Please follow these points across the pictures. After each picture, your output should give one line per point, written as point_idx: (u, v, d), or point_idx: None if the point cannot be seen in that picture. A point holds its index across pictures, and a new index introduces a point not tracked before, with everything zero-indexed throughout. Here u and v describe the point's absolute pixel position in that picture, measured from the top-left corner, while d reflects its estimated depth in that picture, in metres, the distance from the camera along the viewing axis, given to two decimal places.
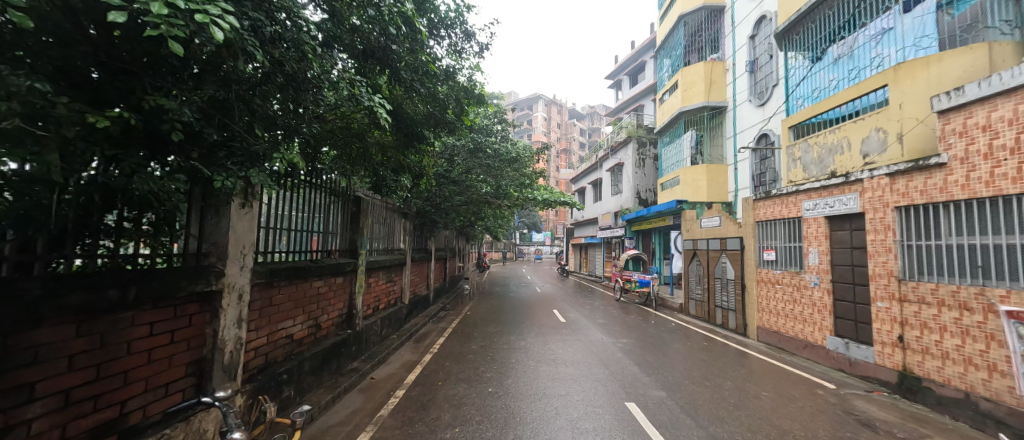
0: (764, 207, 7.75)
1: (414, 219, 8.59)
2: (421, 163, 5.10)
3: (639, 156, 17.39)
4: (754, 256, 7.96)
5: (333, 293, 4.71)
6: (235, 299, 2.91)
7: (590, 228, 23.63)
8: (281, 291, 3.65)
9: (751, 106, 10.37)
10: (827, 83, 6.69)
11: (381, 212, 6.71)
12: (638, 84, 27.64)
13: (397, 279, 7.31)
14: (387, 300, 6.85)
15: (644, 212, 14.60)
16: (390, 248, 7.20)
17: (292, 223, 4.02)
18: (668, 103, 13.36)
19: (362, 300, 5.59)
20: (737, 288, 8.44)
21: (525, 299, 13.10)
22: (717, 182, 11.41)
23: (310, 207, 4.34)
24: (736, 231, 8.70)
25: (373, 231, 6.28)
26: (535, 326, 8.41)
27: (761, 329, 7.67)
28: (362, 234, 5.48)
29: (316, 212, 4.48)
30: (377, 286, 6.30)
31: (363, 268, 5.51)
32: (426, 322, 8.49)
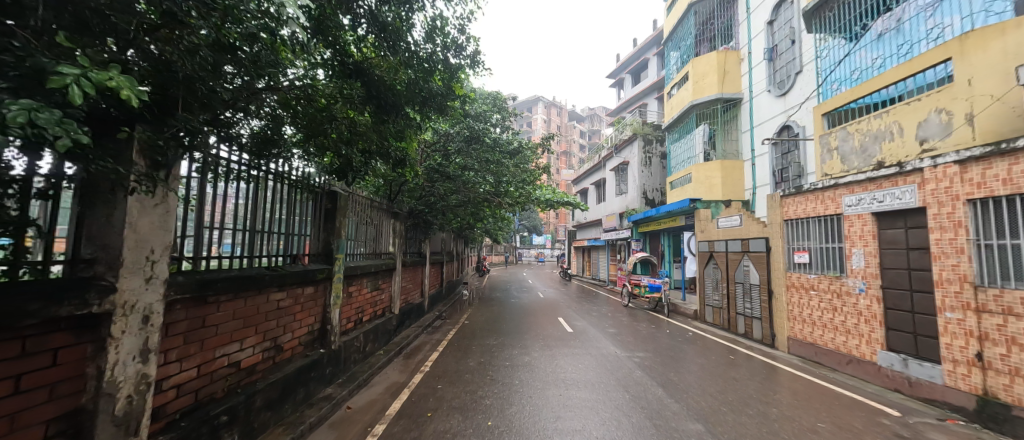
0: (794, 205, 6.96)
1: (405, 220, 7.80)
2: (409, 152, 4.37)
3: (646, 154, 16.61)
4: (783, 259, 7.17)
5: (300, 306, 3.92)
6: (138, 323, 2.11)
7: (594, 230, 22.82)
8: (222, 308, 2.85)
9: (771, 96, 9.62)
10: (869, 63, 5.94)
11: (363, 212, 5.91)
12: (641, 82, 26.91)
13: (385, 287, 6.52)
14: (373, 310, 6.04)
15: (652, 212, 13.79)
16: (376, 252, 6.41)
17: (237, 219, 3.23)
18: (677, 97, 12.63)
19: (340, 313, 4.79)
20: (763, 294, 7.64)
21: (527, 306, 12.25)
22: (732, 179, 10.71)
23: (264, 201, 3.56)
24: (758, 231, 7.90)
25: (353, 233, 5.48)
26: (540, 338, 7.59)
27: (793, 341, 6.85)
28: (340, 235, 4.70)
29: (274, 207, 3.70)
30: (361, 295, 5.50)
31: (341, 275, 4.72)
32: (419, 334, 7.66)
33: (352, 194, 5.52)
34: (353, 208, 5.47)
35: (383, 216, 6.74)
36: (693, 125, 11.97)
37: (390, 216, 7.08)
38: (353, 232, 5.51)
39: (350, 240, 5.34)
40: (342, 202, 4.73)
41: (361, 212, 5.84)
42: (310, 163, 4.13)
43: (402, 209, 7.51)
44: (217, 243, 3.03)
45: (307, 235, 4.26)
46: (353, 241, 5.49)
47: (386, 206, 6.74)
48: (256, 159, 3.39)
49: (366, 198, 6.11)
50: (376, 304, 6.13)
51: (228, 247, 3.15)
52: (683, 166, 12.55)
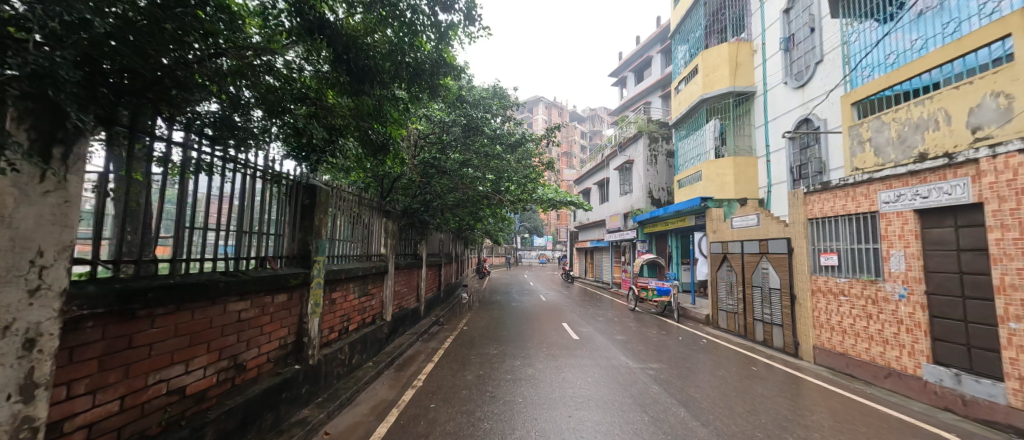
0: (819, 203, 6.40)
1: (399, 219, 7.27)
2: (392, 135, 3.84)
3: (651, 152, 16.08)
4: (807, 261, 6.61)
5: (268, 316, 3.37)
6: (12, 350, 1.56)
7: (596, 231, 22.30)
8: (157, 324, 2.31)
9: (787, 88, 9.10)
10: (906, 46, 5.42)
11: (348, 210, 5.36)
12: (644, 81, 26.47)
13: (375, 292, 5.99)
14: (362, 318, 5.51)
15: (659, 212, 13.22)
16: (365, 253, 5.88)
17: (181, 215, 2.68)
18: (686, 91, 12.11)
19: (321, 323, 4.25)
20: (784, 299, 7.08)
21: (529, 310, 11.69)
22: (745, 176, 10.19)
23: (220, 194, 3.01)
24: (778, 231, 7.35)
25: (336, 232, 4.93)
26: (543, 346, 7.04)
27: (819, 351, 6.29)
28: (320, 235, 4.15)
29: (234, 202, 3.15)
30: (347, 301, 4.97)
31: (321, 279, 4.18)
32: (414, 342, 7.12)
33: (335, 190, 4.98)
34: (335, 203, 4.92)
35: (372, 214, 6.22)
36: (702, 120, 11.44)
37: (382, 214, 6.55)
38: (337, 230, 4.97)
39: (331, 239, 4.79)
40: (321, 197, 4.18)
41: (346, 209, 5.30)
42: (281, 153, 3.60)
43: (395, 207, 6.98)
44: (152, 244, 2.47)
45: (278, 234, 3.72)
46: (336, 241, 4.95)
47: (375, 203, 6.23)
48: (211, 144, 2.86)
49: (354, 195, 5.58)
50: (365, 311, 5.59)
51: (170, 249, 2.59)
52: (692, 163, 12.01)
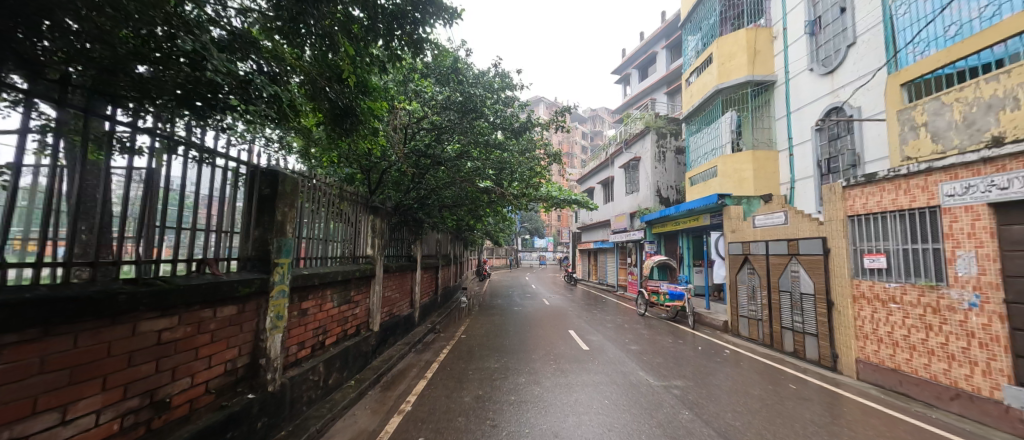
0: (863, 197, 5.66)
1: (389, 217, 6.52)
2: (360, 106, 3.24)
3: (659, 149, 15.35)
4: (847, 263, 5.88)
5: (208, 337, 2.64)
6: None
7: (601, 232, 21.54)
8: (10, 357, 1.58)
9: (813, 75, 8.39)
10: (972, 15, 4.75)
11: (323, 204, 4.61)
12: (648, 78, 25.81)
13: (360, 299, 5.28)
14: (344, 329, 4.79)
15: (670, 211, 12.45)
16: (345, 255, 5.16)
17: (93, 209, 2.03)
18: (699, 82, 11.40)
19: (287, 340, 3.51)
20: (819, 306, 6.34)
21: (531, 315, 10.94)
22: (766, 171, 9.47)
23: (131, 178, 2.22)
24: (811, 230, 6.62)
25: (304, 229, 4.16)
26: (551, 358, 6.30)
27: (864, 365, 5.55)
28: (285, 233, 3.40)
29: (156, 189, 2.38)
30: (324, 310, 4.24)
31: (287, 287, 3.44)
32: (406, 354, 6.36)
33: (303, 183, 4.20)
34: (304, 195, 4.14)
35: (357, 210, 5.48)
36: (717, 112, 10.71)
37: (369, 211, 5.80)
38: (307, 228, 4.21)
39: (299, 238, 4.02)
40: (287, 187, 3.42)
41: (321, 203, 4.56)
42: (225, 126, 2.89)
43: (385, 203, 6.25)
44: (39, 247, 1.79)
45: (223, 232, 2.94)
46: (305, 240, 4.17)
47: (360, 199, 5.51)
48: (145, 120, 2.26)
49: (333, 186, 4.86)
50: (347, 321, 4.86)
51: (36, 254, 1.78)
52: (706, 159, 11.29)
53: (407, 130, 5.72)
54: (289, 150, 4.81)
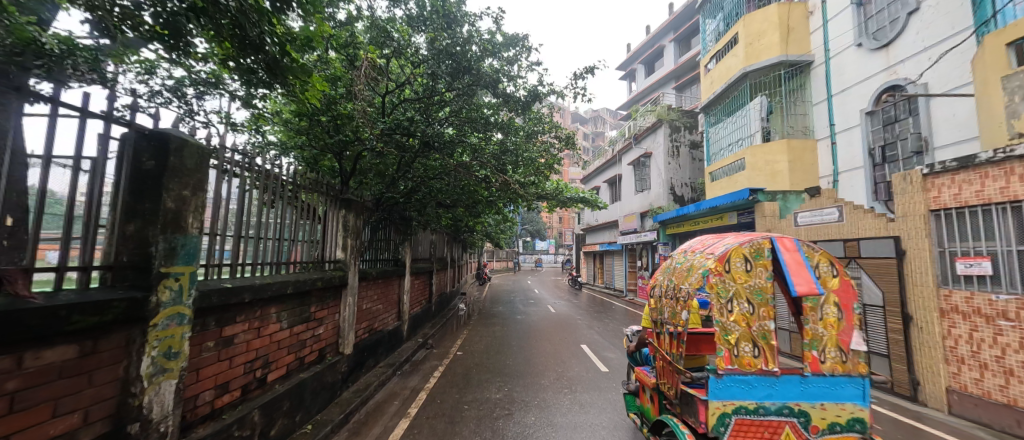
0: (955, 187, 4.53)
1: (368, 213, 5.41)
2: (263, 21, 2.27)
3: (673, 143, 14.24)
4: (933, 268, 4.75)
5: (31, 395, 1.61)
6: None
7: (608, 233, 20.37)
8: None
9: (861, 51, 7.30)
10: None
11: (263, 192, 3.46)
12: (656, 73, 24.70)
13: (326, 315, 4.16)
14: (299, 356, 3.66)
15: (689, 210, 11.29)
16: (304, 261, 4.05)
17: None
18: (722, 67, 10.29)
19: (187, 387, 2.36)
20: (891, 320, 5.21)
21: (536, 326, 9.77)
22: (802, 162, 8.38)
23: (49, 167, 1.69)
24: (877, 229, 5.49)
25: (225, 226, 2.99)
26: (565, 385, 5.15)
27: (958, 396, 4.42)
28: (183, 229, 2.27)
29: (78, 177, 1.83)
30: (264, 335, 3.12)
31: (189, 308, 2.31)
32: (388, 379, 5.24)
33: (229, 172, 3.05)
34: (224, 180, 2.98)
35: (322, 202, 4.36)
36: (744, 99, 9.60)
37: (339, 204, 4.68)
38: (230, 225, 3.05)
39: (211, 235, 2.83)
40: (189, 162, 2.30)
41: (261, 191, 3.43)
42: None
43: (361, 196, 5.13)
44: None
45: (60, 228, 1.74)
46: (228, 240, 3.02)
47: (327, 190, 4.43)
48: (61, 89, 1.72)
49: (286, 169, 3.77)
50: (304, 346, 3.74)
51: None
52: (730, 151, 10.17)
53: (384, 101, 4.60)
54: (234, 128, 3.81)
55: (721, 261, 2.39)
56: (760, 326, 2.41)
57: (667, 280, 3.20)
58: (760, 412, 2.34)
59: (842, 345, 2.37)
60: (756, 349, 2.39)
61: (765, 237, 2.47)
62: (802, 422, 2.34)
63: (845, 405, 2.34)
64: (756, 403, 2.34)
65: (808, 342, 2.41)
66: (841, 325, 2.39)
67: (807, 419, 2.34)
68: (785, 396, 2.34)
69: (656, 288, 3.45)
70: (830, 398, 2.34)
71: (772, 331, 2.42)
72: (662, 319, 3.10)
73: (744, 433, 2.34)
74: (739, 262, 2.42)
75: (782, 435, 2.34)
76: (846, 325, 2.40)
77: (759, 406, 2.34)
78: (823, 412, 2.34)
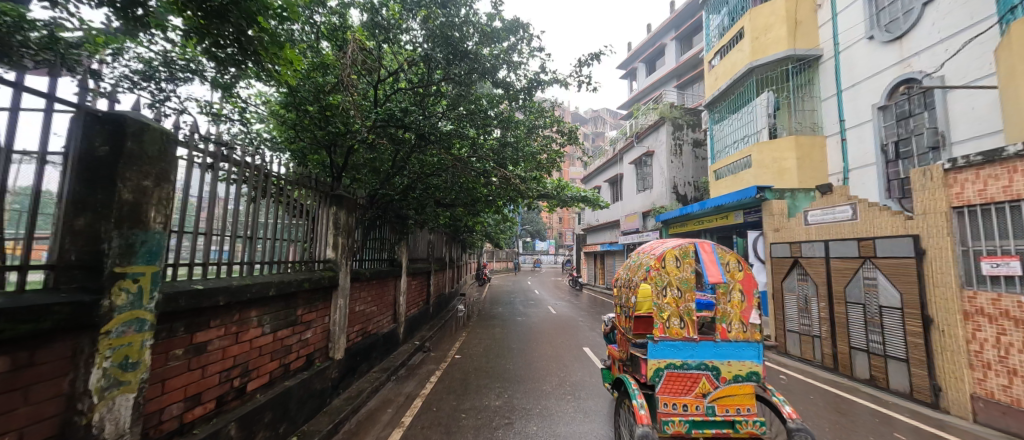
0: (980, 182, 4.28)
1: (361, 211, 5.16)
2: None
3: (675, 141, 14.01)
4: (956, 268, 4.50)
5: None
6: None
7: (609, 233, 20.12)
8: None
9: (873, 44, 7.07)
10: None
11: (244, 186, 3.22)
12: (658, 72, 24.44)
13: (314, 318, 3.90)
14: (283, 363, 3.40)
15: (693, 209, 11.05)
16: (290, 261, 3.80)
17: None
18: (727, 63, 10.05)
19: (148, 401, 2.11)
20: (910, 322, 4.96)
21: (537, 328, 9.52)
22: (811, 159, 8.14)
23: None
24: (894, 227, 5.24)
25: (201, 223, 2.75)
26: (568, 391, 4.91)
27: (984, 404, 4.18)
28: (143, 224, 2.01)
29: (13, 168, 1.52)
30: (243, 340, 2.87)
31: (150, 313, 2.06)
32: (381, 385, 4.99)
33: (208, 165, 2.83)
34: (201, 173, 2.74)
35: (310, 198, 4.11)
36: (750, 95, 9.36)
37: (330, 200, 4.44)
38: (205, 220, 2.80)
39: (183, 232, 2.57)
40: (151, 148, 2.06)
41: (244, 185, 3.20)
42: None
43: (354, 193, 4.88)
44: None
45: None
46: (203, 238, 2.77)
47: (316, 186, 4.18)
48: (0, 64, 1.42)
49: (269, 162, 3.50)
50: (290, 352, 3.49)
51: None
52: (736, 148, 9.94)
53: (376, 91, 4.34)
54: (218, 119, 3.58)
55: (659, 259, 3.24)
56: (685, 306, 3.22)
57: (628, 275, 4.05)
58: (684, 366, 3.07)
59: (744, 319, 3.16)
60: (682, 322, 3.17)
61: (690, 242, 3.34)
62: (714, 374, 3.06)
63: (744, 362, 3.09)
64: (681, 359, 3.07)
65: (719, 317, 3.21)
66: (744, 306, 3.20)
67: (718, 371, 3.07)
68: (703, 355, 3.09)
69: (620, 283, 4.29)
70: (735, 356, 3.09)
71: (694, 310, 3.23)
72: (623, 305, 3.93)
73: (672, 382, 3.06)
74: (672, 260, 3.27)
75: (699, 384, 3.06)
76: (747, 306, 3.20)
77: (682, 362, 3.08)
78: (729, 366, 3.08)
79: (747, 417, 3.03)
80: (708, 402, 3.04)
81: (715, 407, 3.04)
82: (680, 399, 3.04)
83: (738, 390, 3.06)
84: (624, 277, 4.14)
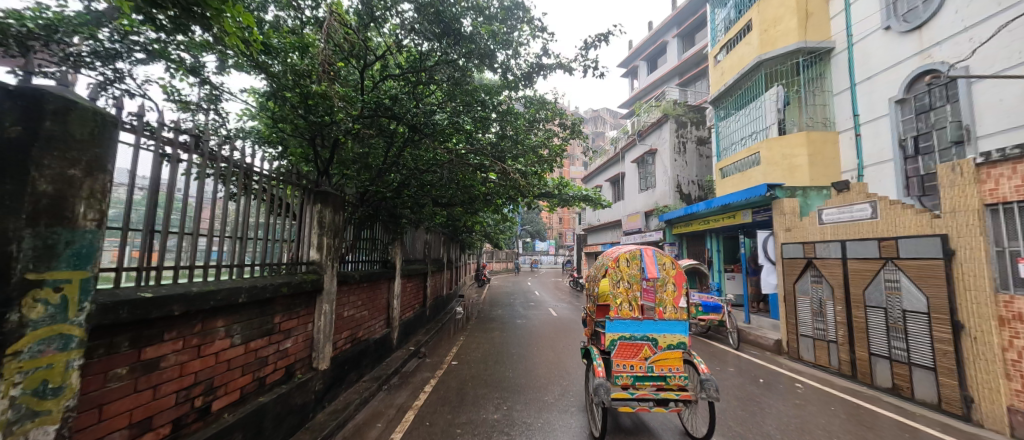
0: (1017, 177, 3.94)
1: (349, 209, 4.82)
2: None
3: (679, 139, 13.69)
4: (991, 270, 4.17)
5: None
6: None
7: (610, 233, 19.78)
8: None
9: (889, 34, 6.73)
10: None
11: (212, 180, 2.86)
12: (659, 70, 24.12)
13: (294, 326, 3.57)
14: (257, 377, 3.07)
15: (698, 208, 10.71)
16: (269, 263, 3.46)
17: None
18: (734, 56, 9.72)
19: (77, 432, 1.77)
20: (938, 328, 4.63)
21: (538, 331, 9.17)
22: (823, 156, 7.81)
23: None
24: (919, 226, 4.91)
25: (160, 221, 2.39)
26: (572, 402, 4.57)
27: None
28: (67, 220, 1.67)
29: None
30: (207, 354, 2.54)
31: (78, 328, 1.72)
32: (372, 395, 4.66)
33: (169, 156, 2.47)
34: (161, 165, 2.39)
35: (292, 194, 3.77)
36: (758, 89, 9.02)
37: (314, 197, 4.09)
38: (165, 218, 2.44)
39: (134, 231, 2.22)
40: (79, 131, 1.72)
41: (211, 180, 2.84)
42: None
43: (342, 190, 4.53)
44: None
45: None
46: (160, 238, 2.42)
47: (298, 181, 3.83)
48: None
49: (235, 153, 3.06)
50: (265, 364, 3.15)
51: None
52: (743, 145, 9.60)
53: (361, 75, 3.88)
54: (188, 109, 3.25)
55: (614, 260, 4.18)
56: (633, 294, 4.11)
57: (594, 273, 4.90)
58: (631, 337, 3.84)
59: (675, 304, 4.07)
60: (630, 305, 4.03)
61: (638, 247, 4.27)
62: (653, 343, 3.84)
63: (676, 334, 3.89)
64: (629, 332, 3.84)
65: (657, 302, 4.10)
66: (674, 294, 4.12)
67: (657, 341, 3.85)
68: (647, 329, 3.87)
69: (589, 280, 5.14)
70: (669, 330, 3.90)
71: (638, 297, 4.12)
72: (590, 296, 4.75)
73: (623, 350, 3.82)
74: (623, 261, 4.19)
75: (643, 350, 3.83)
76: (676, 295, 4.13)
77: (630, 334, 3.85)
78: (665, 337, 3.86)
79: (676, 374, 3.84)
80: (649, 363, 3.83)
81: (653, 366, 3.83)
82: (628, 361, 3.81)
83: (671, 354, 3.84)
84: (589, 274, 5.02)
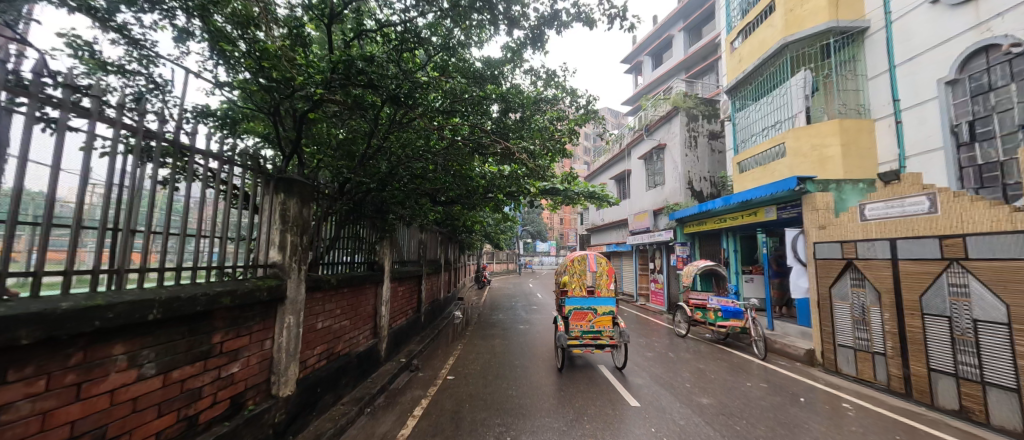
0: None
1: (326, 202, 4.09)
2: None
3: (690, 133, 12.96)
4: None
5: None
6: None
7: (616, 233, 19.00)
8: None
9: (938, 7, 5.99)
10: None
11: (132, 159, 2.15)
12: (664, 65, 23.40)
13: (244, 346, 2.85)
14: (185, 416, 2.34)
15: (713, 205, 10.06)
16: (211, 266, 2.74)
17: None
18: (754, 41, 9.00)
19: None
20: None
21: (543, 339, 8.42)
22: (858, 147, 7.09)
23: None
24: (994, 221, 4.17)
25: (21, 207, 1.62)
26: (588, 430, 3.83)
27: None
28: None
29: None
30: (93, 395, 1.81)
31: None
32: (351, 422, 3.93)
33: (54, 118, 1.75)
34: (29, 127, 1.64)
35: (246, 181, 3.04)
36: (782, 75, 8.30)
37: (277, 186, 3.36)
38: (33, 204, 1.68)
39: None
40: None
41: (130, 158, 2.13)
42: None
43: (313, 178, 3.80)
44: None
45: None
46: (18, 231, 1.63)
47: (252, 162, 3.09)
48: None
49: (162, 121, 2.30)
50: (198, 398, 2.42)
51: None
52: (764, 137, 8.89)
53: (330, 29, 3.11)
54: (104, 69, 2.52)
55: (570, 260, 6.65)
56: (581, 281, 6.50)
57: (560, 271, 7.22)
58: (581, 308, 6.04)
59: (607, 286, 6.47)
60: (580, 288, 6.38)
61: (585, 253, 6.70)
62: (595, 311, 6.04)
63: (608, 306, 6.14)
64: (580, 305, 6.03)
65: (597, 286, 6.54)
66: (607, 281, 6.52)
67: (596, 310, 6.07)
68: (590, 303, 6.09)
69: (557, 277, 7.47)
70: (604, 303, 6.14)
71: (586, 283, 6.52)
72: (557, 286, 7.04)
73: (576, 316, 6.00)
74: (575, 261, 6.66)
75: (588, 316, 6.03)
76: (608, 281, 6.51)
77: (580, 305, 6.04)
78: (601, 308, 6.08)
79: (608, 330, 6.07)
80: (592, 323, 6.03)
81: (595, 326, 6.03)
82: (579, 322, 6.00)
83: (604, 318, 6.08)
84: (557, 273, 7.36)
